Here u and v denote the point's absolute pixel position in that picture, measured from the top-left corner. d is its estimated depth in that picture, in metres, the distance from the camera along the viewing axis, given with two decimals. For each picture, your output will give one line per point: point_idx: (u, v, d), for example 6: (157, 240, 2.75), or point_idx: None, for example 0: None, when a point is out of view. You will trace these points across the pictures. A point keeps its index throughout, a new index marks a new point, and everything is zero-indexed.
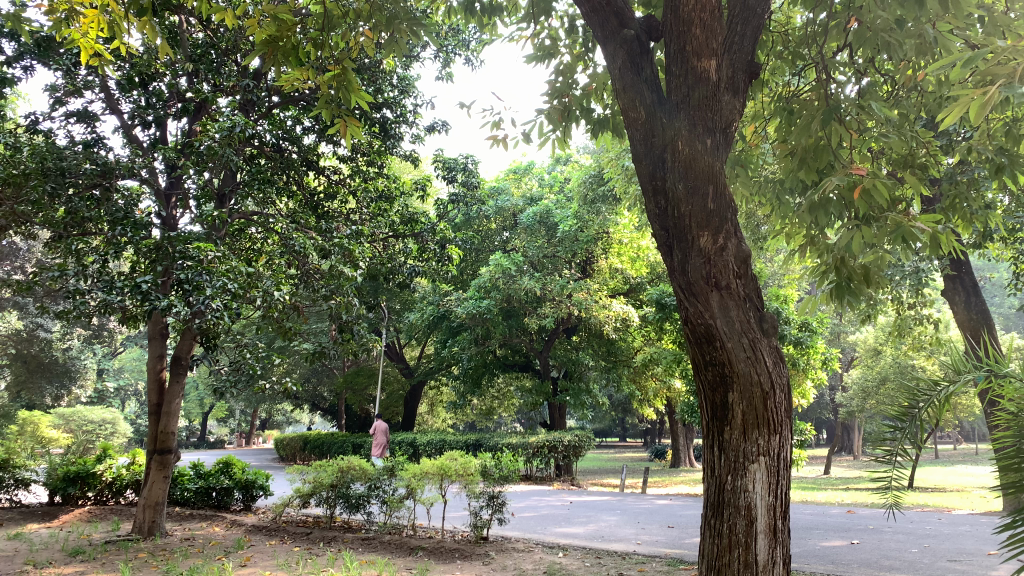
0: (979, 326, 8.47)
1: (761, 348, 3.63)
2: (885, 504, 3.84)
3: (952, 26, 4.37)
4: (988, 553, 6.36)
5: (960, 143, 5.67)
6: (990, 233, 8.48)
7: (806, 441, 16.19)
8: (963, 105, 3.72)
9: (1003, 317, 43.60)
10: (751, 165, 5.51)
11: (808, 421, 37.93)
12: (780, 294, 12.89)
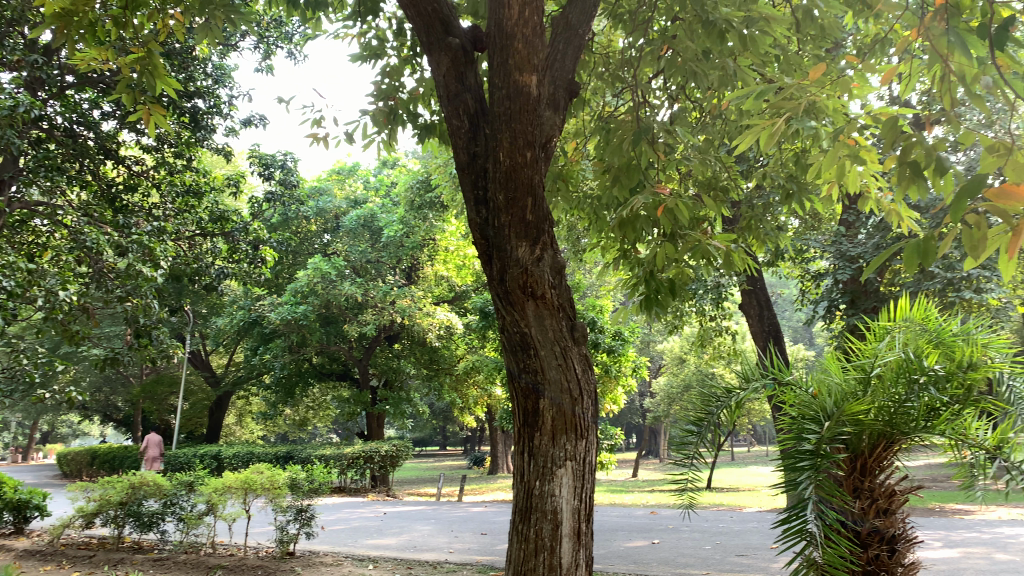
0: (770, 337, 9.22)
1: (572, 356, 3.76)
2: (682, 504, 4.05)
3: (752, 62, 4.73)
4: (771, 547, 6.92)
5: (757, 170, 6.16)
6: (781, 252, 9.29)
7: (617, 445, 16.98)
8: (755, 134, 4.05)
9: (791, 329, 48.15)
10: (573, 179, 5.65)
11: (620, 427, 39.90)
12: (596, 305, 13.45)
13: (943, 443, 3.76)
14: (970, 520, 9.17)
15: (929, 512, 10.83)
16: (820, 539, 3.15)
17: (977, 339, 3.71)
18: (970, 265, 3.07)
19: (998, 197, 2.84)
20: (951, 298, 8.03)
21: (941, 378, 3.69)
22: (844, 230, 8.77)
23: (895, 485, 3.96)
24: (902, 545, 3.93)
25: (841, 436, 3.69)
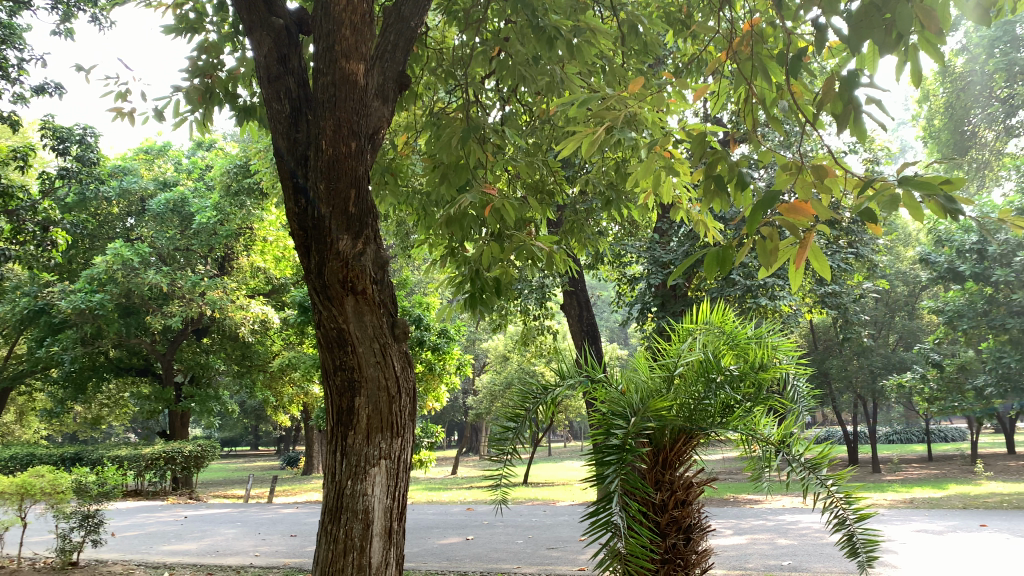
0: (589, 337, 9.57)
1: (391, 354, 3.70)
2: (496, 500, 4.08)
3: (578, 71, 4.85)
4: (579, 539, 7.21)
5: (581, 176, 6.35)
6: (602, 255, 9.68)
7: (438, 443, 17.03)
8: (579, 140, 4.15)
9: (609, 330, 50.63)
10: (402, 173, 5.55)
11: (441, 424, 40.19)
12: (422, 301, 13.43)
13: (736, 437, 4.07)
14: (756, 508, 10.03)
15: (724, 502, 11.74)
16: (624, 530, 3.28)
17: (767, 341, 4.06)
18: (763, 274, 3.29)
19: (790, 211, 3.09)
20: (749, 304, 8.71)
21: (735, 378, 4.02)
22: (658, 237, 9.26)
23: (693, 477, 4.20)
24: (697, 534, 4.18)
25: (646, 430, 3.87)
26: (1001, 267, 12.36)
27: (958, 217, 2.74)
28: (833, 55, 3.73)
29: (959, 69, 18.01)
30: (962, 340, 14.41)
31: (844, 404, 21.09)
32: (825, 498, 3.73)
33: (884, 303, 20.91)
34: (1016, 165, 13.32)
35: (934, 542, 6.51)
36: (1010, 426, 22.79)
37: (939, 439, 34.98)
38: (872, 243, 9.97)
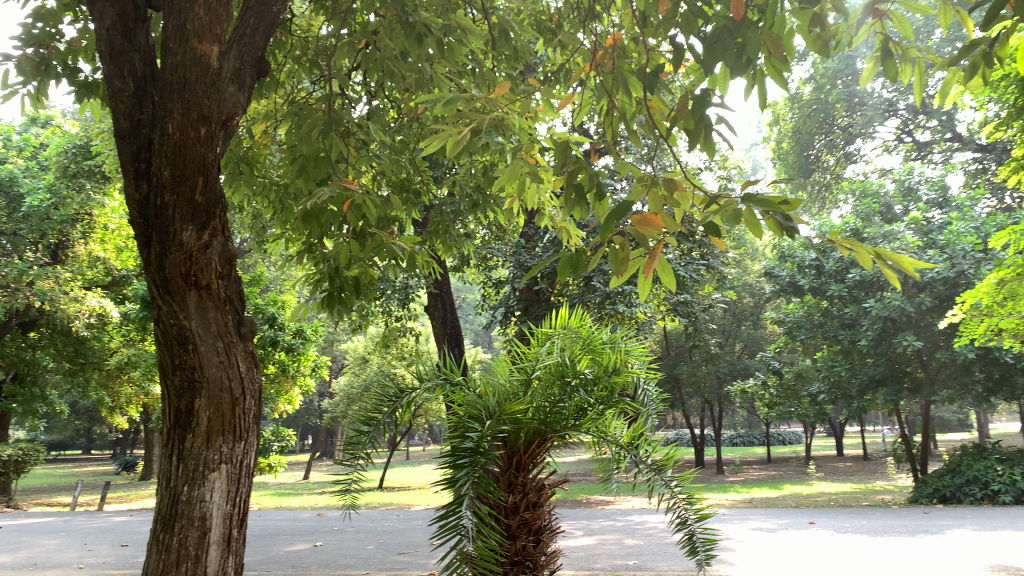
0: (450, 340, 9.54)
1: (235, 353, 3.54)
2: (344, 505, 3.95)
3: (446, 70, 4.81)
4: (430, 544, 7.17)
5: (447, 176, 6.32)
6: (468, 258, 9.68)
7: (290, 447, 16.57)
8: (443, 139, 4.09)
9: (472, 334, 50.86)
10: (259, 163, 5.33)
11: (294, 427, 38.95)
12: (278, 300, 12.93)
13: (589, 440, 4.17)
14: (606, 510, 10.32)
15: (575, 504, 12.03)
16: (473, 533, 3.25)
17: (621, 347, 4.15)
18: (614, 284, 3.36)
19: (642, 222, 3.16)
20: (607, 310, 8.97)
21: (590, 381, 4.09)
22: (523, 241, 9.38)
23: (545, 479, 4.25)
24: (546, 536, 4.23)
25: (500, 433, 3.86)
26: (835, 283, 13.36)
27: (794, 236, 2.89)
28: (689, 75, 3.87)
29: (806, 97, 19.38)
30: (799, 350, 15.45)
31: (693, 409, 22.11)
32: (669, 499, 3.89)
33: (733, 313, 22.13)
34: (852, 188, 14.44)
35: (768, 540, 6.92)
36: (839, 430, 24.67)
37: (777, 442, 37.39)
38: (723, 256, 10.51)
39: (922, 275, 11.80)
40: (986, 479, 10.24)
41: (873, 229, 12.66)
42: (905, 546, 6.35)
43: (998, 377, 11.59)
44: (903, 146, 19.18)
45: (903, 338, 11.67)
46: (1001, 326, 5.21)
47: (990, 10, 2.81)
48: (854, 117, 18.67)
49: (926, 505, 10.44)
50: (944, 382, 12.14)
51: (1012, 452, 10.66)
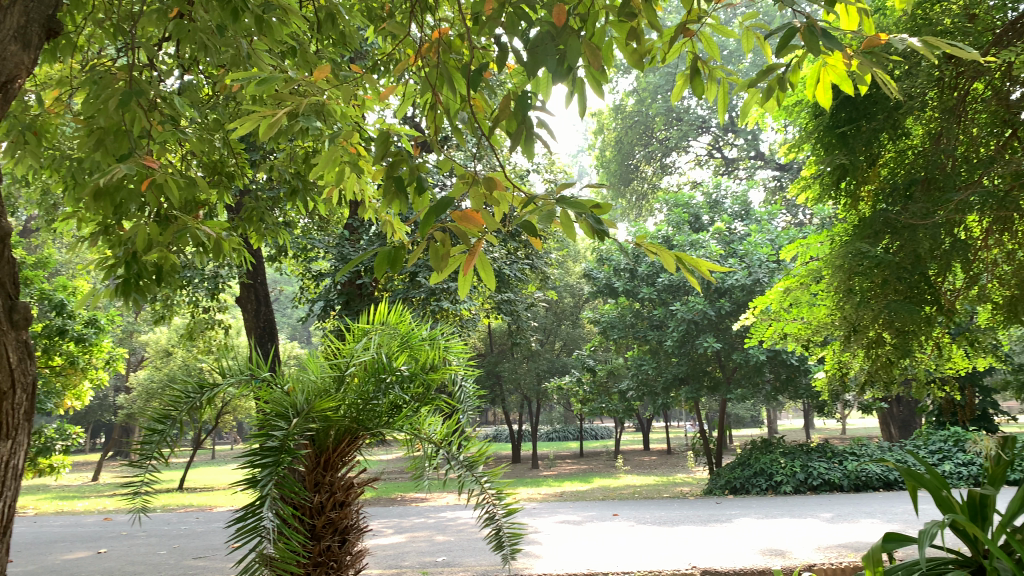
0: (263, 333, 9.15)
1: (4, 342, 3.16)
2: (132, 510, 3.64)
3: (265, 48, 4.57)
4: (228, 547, 6.83)
5: (266, 161, 6.04)
6: (285, 248, 9.33)
7: (76, 445, 15.19)
8: (256, 121, 3.86)
9: (291, 328, 49.15)
10: (47, 132, 4.81)
11: (84, 425, 35.76)
12: (69, 285, 11.84)
13: (402, 438, 4.09)
14: (419, 507, 10.31)
15: (389, 502, 11.94)
16: (274, 535, 3.08)
17: (440, 344, 4.12)
18: (431, 280, 3.23)
19: (462, 219, 3.13)
20: (431, 306, 8.98)
21: (405, 378, 4.02)
22: (346, 233, 9.18)
23: (353, 478, 4.17)
24: (352, 535, 4.16)
25: (307, 432, 3.74)
26: (647, 286, 14.15)
27: (606, 239, 2.96)
28: (512, 76, 3.87)
29: (628, 108, 20.43)
30: (612, 349, 16.19)
31: (512, 405, 22.60)
32: (478, 495, 3.94)
33: (553, 312, 22.85)
34: (666, 198, 15.35)
35: (574, 532, 7.17)
36: (647, 426, 26.13)
37: (590, 437, 39.04)
38: (544, 257, 10.82)
39: (722, 281, 12.80)
40: (771, 471, 11.21)
41: (683, 237, 13.52)
42: (697, 535, 6.80)
43: (785, 377, 12.75)
44: (713, 160, 20.67)
45: (704, 340, 12.54)
46: (785, 330, 5.66)
47: (785, 37, 3.01)
48: (671, 131, 19.90)
49: (719, 496, 11.25)
50: (738, 381, 13.11)
51: (793, 446, 11.74)
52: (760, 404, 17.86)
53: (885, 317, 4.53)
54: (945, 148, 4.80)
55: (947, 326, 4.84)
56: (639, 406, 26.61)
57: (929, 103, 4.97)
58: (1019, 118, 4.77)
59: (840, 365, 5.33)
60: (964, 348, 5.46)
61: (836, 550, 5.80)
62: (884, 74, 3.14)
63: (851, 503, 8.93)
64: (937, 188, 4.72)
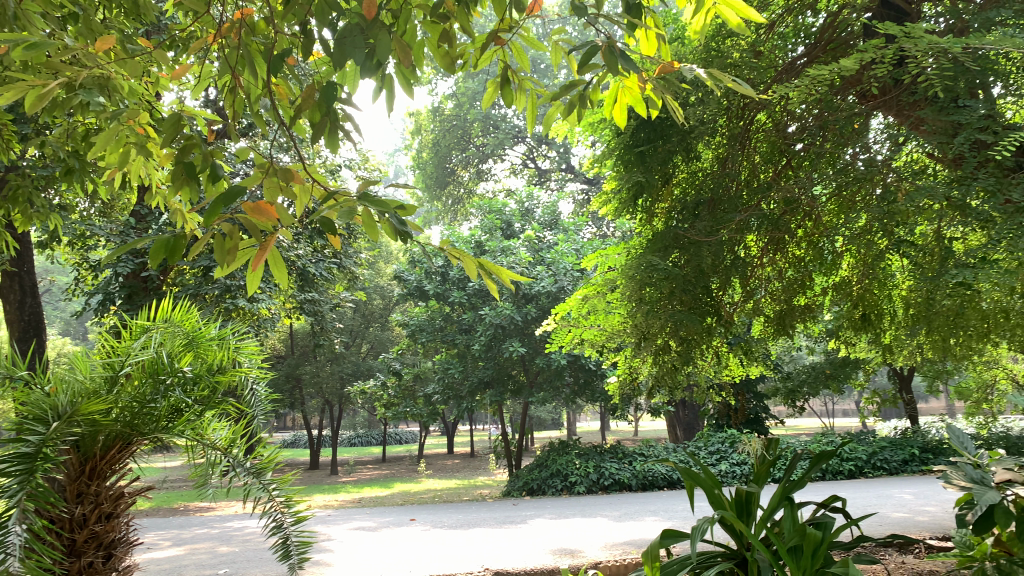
0: (27, 328, 8.26)
1: None
2: None
3: (39, 10, 4.09)
4: None
5: (33, 135, 5.45)
6: (59, 234, 8.49)
7: None
8: (20, 89, 3.42)
9: (65, 323, 44.77)
10: None
11: None
12: None
13: (182, 443, 3.81)
14: (200, 517, 9.69)
15: (169, 512, 11.17)
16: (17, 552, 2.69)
17: (230, 344, 3.83)
18: (217, 275, 2.91)
19: (255, 211, 2.78)
20: (225, 303, 8.56)
21: (188, 380, 3.71)
22: (134, 222, 8.51)
23: (124, 487, 3.84)
24: (119, 550, 3.82)
25: (70, 437, 3.39)
26: (457, 290, 14.28)
27: (406, 240, 2.88)
28: (316, 66, 3.73)
29: (447, 112, 20.54)
30: (419, 352, 16.16)
31: (312, 409, 21.93)
32: (265, 503, 3.74)
33: (361, 313, 22.50)
34: (479, 204, 15.61)
35: (368, 539, 7.06)
36: (451, 430, 26.38)
37: (393, 442, 38.77)
38: (352, 255, 10.61)
39: (529, 288, 13.21)
40: (566, 472, 11.63)
41: (493, 243, 13.81)
42: (492, 537, 6.90)
43: (584, 381, 13.36)
44: (527, 170, 21.26)
45: (509, 343, 12.84)
46: (582, 336, 5.65)
47: (586, 53, 3.04)
48: (487, 139, 20.33)
49: (516, 497, 11.49)
50: (540, 385, 13.59)
51: (588, 447, 12.27)
52: (559, 408, 18.57)
53: (670, 326, 4.86)
54: (731, 172, 5.25)
55: (725, 336, 5.26)
56: (444, 410, 26.80)
57: (718, 130, 5.37)
58: (793, 149, 5.27)
59: (630, 371, 5.60)
60: (739, 358, 5.92)
61: (620, 547, 6.11)
62: (672, 101, 3.26)
63: (637, 501, 9.48)
64: (722, 209, 5.10)
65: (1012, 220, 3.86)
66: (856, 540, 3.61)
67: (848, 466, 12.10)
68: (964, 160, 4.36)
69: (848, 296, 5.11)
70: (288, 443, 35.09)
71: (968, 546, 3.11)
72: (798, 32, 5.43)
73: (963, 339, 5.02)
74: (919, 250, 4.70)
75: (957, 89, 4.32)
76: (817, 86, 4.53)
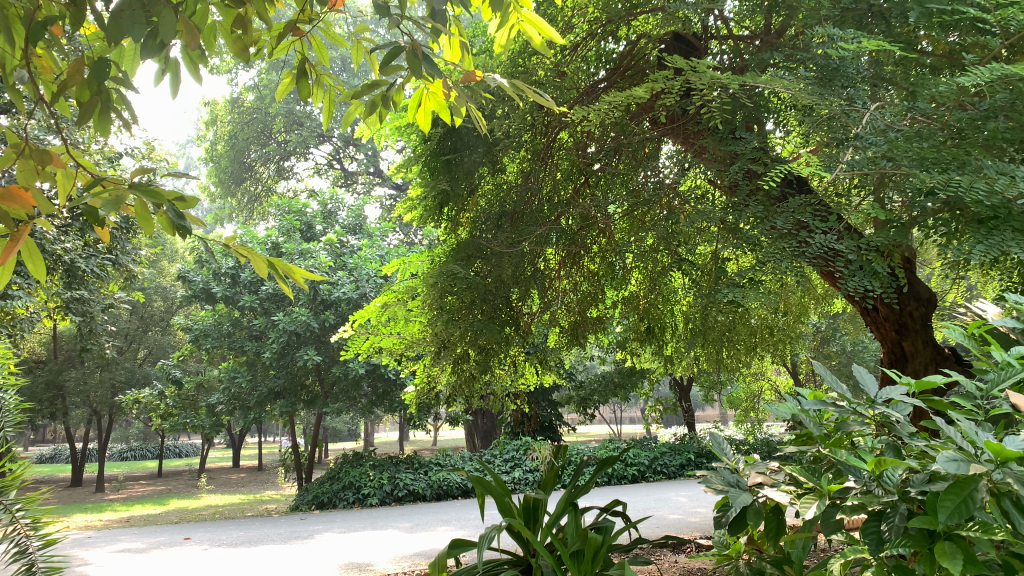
0: None
1: None
2: None
3: None
4: None
5: None
6: None
7: None
8: None
9: None
10: None
11: None
12: None
13: None
14: None
15: None
16: None
17: None
18: None
19: (2, 197, 2.30)
20: None
21: None
22: None
23: None
24: None
25: None
26: (248, 293, 13.58)
27: (184, 232, 2.60)
28: (88, 40, 3.33)
29: (246, 104, 19.73)
30: (203, 359, 15.20)
31: (77, 420, 19.94)
32: (5, 526, 3.16)
33: (139, 316, 20.83)
34: (278, 203, 14.96)
35: (135, 561, 6.49)
36: (239, 440, 25.12)
37: (172, 454, 36.21)
38: (132, 251, 9.75)
39: (328, 294, 12.87)
40: (359, 484, 11.37)
41: (292, 245, 13.27)
42: (275, 554, 6.58)
43: (381, 390, 13.18)
44: (332, 171, 20.76)
45: (304, 352, 12.41)
46: (381, 344, 5.50)
47: (389, 54, 2.81)
48: (291, 135, 19.90)
49: (305, 511, 11.01)
50: (335, 395, 13.24)
51: (382, 458, 12.11)
52: (354, 417, 18.23)
53: (468, 334, 4.88)
54: (533, 187, 5.38)
55: (522, 345, 5.36)
56: (231, 420, 25.46)
57: (523, 143, 5.47)
58: (591, 168, 5.50)
59: (429, 380, 5.53)
60: (535, 367, 6.07)
61: (409, 559, 6.06)
62: (476, 111, 3.14)
63: (427, 512, 9.46)
64: (522, 222, 5.22)
65: (776, 245, 4.24)
66: (633, 541, 3.77)
67: (632, 471, 12.81)
68: (737, 188, 4.76)
69: (636, 309, 5.43)
70: (46, 458, 31.80)
71: (725, 546, 2.79)
72: (600, 57, 5.69)
73: (733, 353, 5.48)
74: (698, 269, 5.05)
75: (735, 122, 4.70)
76: (612, 109, 4.73)
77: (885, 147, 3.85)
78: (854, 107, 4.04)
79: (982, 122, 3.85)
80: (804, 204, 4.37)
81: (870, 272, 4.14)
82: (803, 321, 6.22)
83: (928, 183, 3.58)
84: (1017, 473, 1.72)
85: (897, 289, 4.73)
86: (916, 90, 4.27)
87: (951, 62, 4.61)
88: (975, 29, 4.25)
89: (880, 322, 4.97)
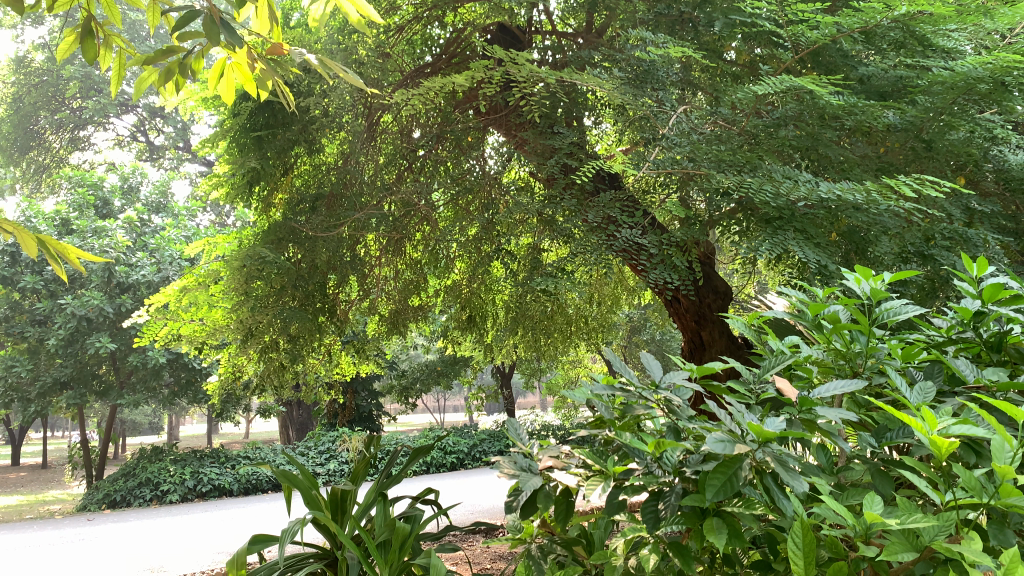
0: None
1: None
2: None
3: None
4: None
5: None
6: None
7: None
8: None
9: None
10: None
11: None
12: None
13: None
14: None
15: None
16: None
17: None
18: None
19: None
20: None
21: None
22: None
23: None
24: None
25: None
26: (31, 274, 12.32)
27: None
28: None
29: (35, 64, 18.28)
30: None
31: None
32: None
33: None
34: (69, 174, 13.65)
35: None
36: (21, 436, 22.83)
37: None
38: None
39: (127, 276, 12.01)
40: (157, 480, 10.66)
41: (85, 222, 12.21)
42: (52, 562, 6.00)
43: (185, 380, 12.54)
44: (135, 144, 19.38)
45: (95, 339, 11.55)
46: (180, 331, 5.14)
47: (183, 17, 2.50)
48: (87, 102, 18.57)
49: (93, 511, 10.17)
50: (133, 387, 12.36)
51: (185, 453, 11.46)
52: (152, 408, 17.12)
53: (278, 322, 4.70)
54: (352, 170, 5.22)
55: (337, 333, 5.23)
56: (8, 415, 23.10)
57: (343, 124, 5.30)
58: (415, 154, 5.43)
59: (234, 369, 5.25)
60: (352, 356, 5.96)
61: (209, 558, 5.73)
62: (281, 88, 2.82)
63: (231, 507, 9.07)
64: (339, 205, 5.08)
65: (588, 238, 4.39)
66: (442, 530, 3.72)
67: (451, 459, 12.91)
68: (554, 181, 4.86)
69: (457, 298, 5.46)
70: None
71: (518, 530, 2.78)
72: (427, 40, 5.65)
73: (548, 340, 5.69)
74: (517, 259, 5.17)
75: (554, 117, 4.81)
76: (433, 94, 4.66)
77: (688, 148, 4.07)
78: (663, 109, 4.22)
79: (774, 129, 4.20)
80: (613, 199, 4.55)
81: (670, 265, 4.36)
82: (616, 311, 6.53)
83: (724, 183, 3.81)
84: (774, 451, 1.83)
85: (695, 282, 5.04)
86: (719, 95, 4.57)
87: (750, 72, 4.95)
88: (769, 43, 4.59)
89: (682, 313, 5.29)
